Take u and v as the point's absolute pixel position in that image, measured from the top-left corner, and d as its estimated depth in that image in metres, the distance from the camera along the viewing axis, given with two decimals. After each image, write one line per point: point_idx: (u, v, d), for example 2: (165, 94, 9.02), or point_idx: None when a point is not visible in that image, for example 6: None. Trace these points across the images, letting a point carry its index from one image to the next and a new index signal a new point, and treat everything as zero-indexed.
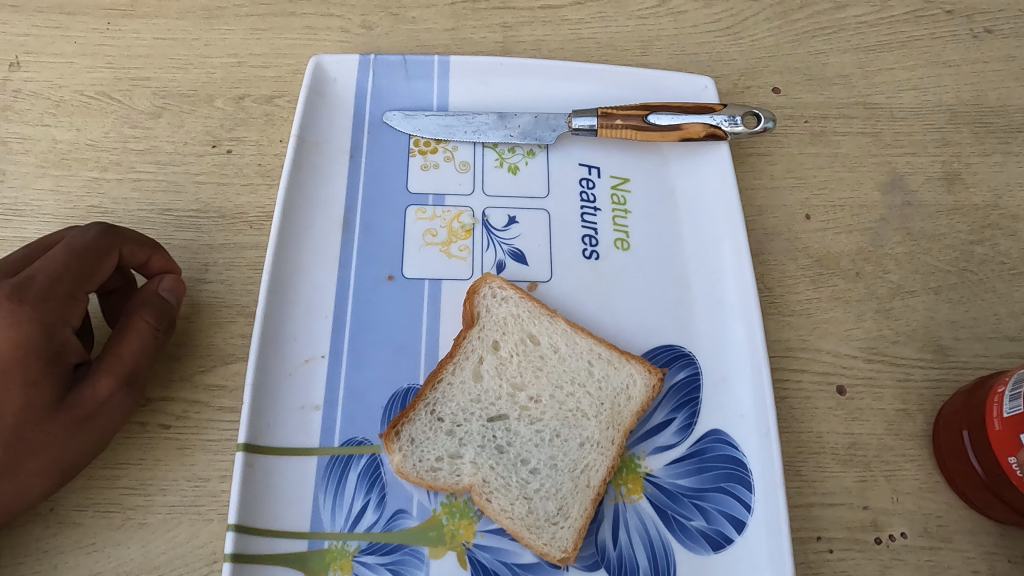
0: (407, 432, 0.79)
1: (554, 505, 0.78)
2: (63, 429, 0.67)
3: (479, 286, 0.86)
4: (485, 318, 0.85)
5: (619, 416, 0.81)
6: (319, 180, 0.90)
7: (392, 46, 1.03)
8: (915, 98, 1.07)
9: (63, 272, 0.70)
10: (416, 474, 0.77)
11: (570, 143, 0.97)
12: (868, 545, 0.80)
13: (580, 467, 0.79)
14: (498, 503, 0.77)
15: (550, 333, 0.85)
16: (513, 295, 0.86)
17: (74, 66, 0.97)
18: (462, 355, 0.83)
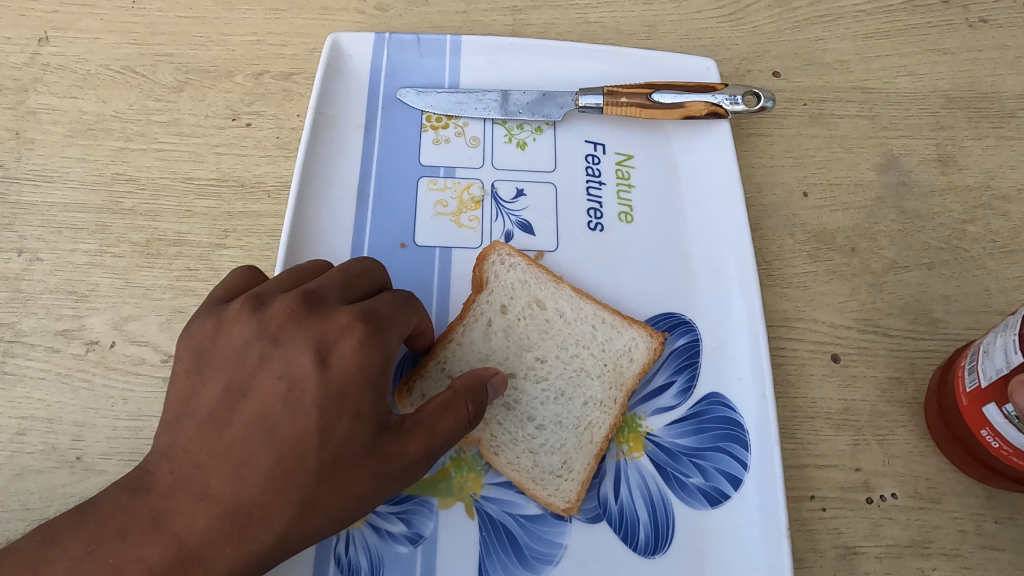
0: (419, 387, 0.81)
1: (559, 459, 0.82)
2: (369, 474, 0.60)
3: (488, 254, 0.90)
4: (493, 284, 0.89)
5: (622, 377, 0.85)
6: (335, 152, 0.94)
7: (406, 27, 1.07)
8: (911, 84, 1.10)
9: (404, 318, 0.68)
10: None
11: (577, 120, 1.00)
12: (859, 504, 0.83)
13: (583, 424, 0.83)
14: (506, 456, 0.81)
15: (556, 298, 0.88)
16: (520, 262, 0.90)
17: (100, 42, 1.01)
18: (472, 317, 0.87)
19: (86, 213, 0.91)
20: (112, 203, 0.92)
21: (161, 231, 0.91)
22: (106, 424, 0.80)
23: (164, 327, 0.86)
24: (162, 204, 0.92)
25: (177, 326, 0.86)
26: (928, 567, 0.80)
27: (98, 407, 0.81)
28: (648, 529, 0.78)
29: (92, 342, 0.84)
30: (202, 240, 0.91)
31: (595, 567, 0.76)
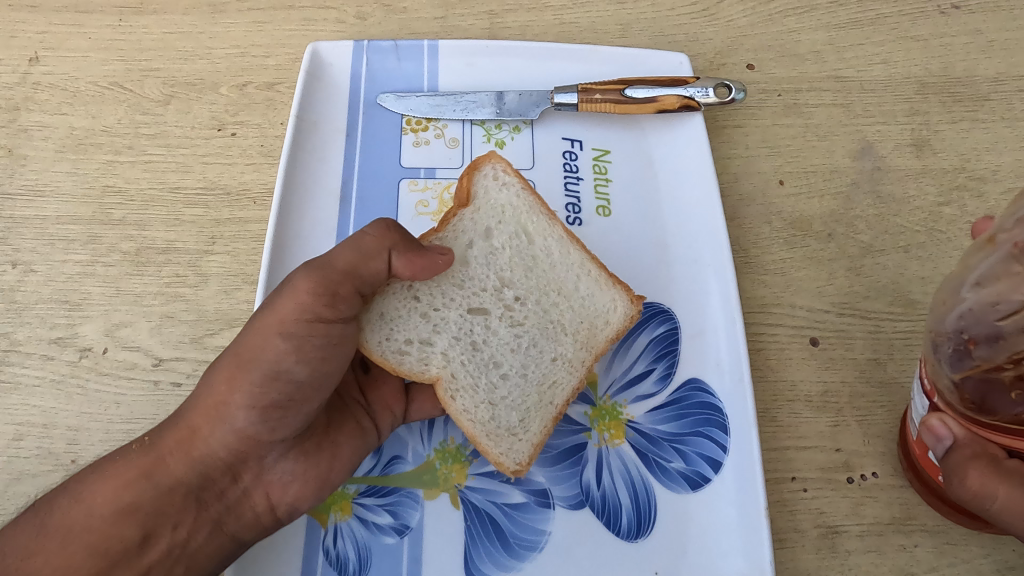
0: (380, 306, 0.78)
1: (516, 416, 0.80)
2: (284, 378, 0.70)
3: (482, 164, 0.86)
4: (481, 200, 0.85)
5: (594, 338, 0.84)
6: (317, 158, 0.96)
7: (385, 35, 1.10)
8: (884, 71, 1.12)
9: (380, 257, 0.72)
10: (383, 352, 0.78)
11: (553, 118, 1.02)
12: (840, 483, 0.84)
13: (547, 383, 0.82)
14: (461, 403, 0.79)
15: (541, 232, 0.85)
16: (513, 182, 0.85)
17: (89, 60, 1.04)
18: (450, 231, 0.83)
19: (78, 225, 0.94)
20: (102, 214, 0.94)
21: (150, 239, 0.93)
22: (100, 427, 0.83)
23: (155, 332, 0.88)
24: (150, 214, 0.95)
25: (167, 331, 0.88)
26: (909, 543, 0.81)
27: (92, 411, 0.83)
28: (631, 514, 0.80)
29: (85, 349, 0.87)
30: (190, 247, 0.93)
31: (580, 553, 0.78)
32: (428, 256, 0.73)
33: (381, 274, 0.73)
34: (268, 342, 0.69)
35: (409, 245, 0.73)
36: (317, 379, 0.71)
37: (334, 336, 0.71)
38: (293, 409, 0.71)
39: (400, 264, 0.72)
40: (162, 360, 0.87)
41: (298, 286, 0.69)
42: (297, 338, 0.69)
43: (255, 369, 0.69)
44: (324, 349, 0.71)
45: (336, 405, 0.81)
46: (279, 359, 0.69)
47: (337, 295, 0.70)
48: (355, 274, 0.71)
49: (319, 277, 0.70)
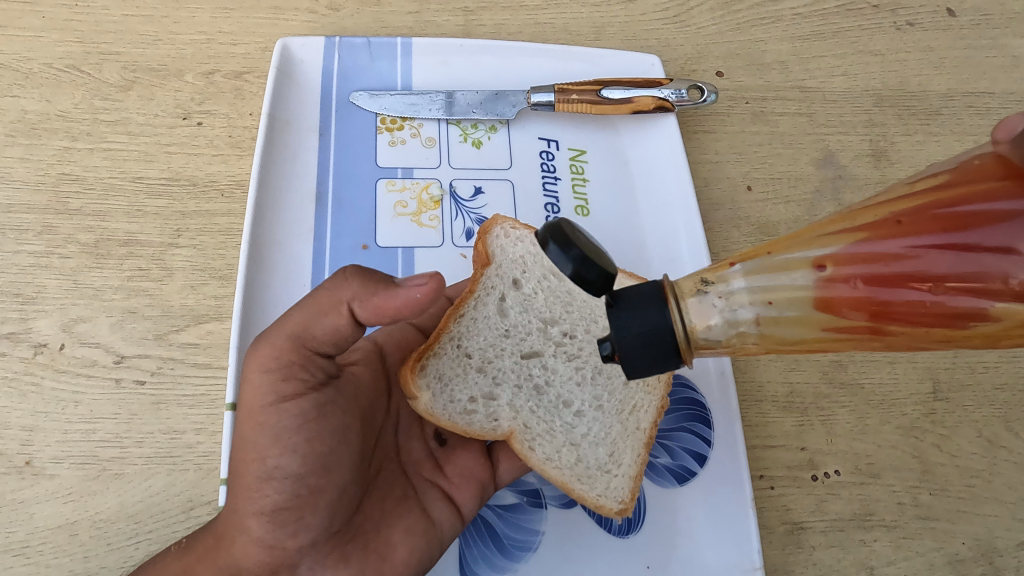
0: (434, 368, 0.75)
1: (605, 451, 0.77)
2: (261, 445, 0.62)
3: (490, 227, 0.82)
4: (500, 258, 0.81)
5: None
6: (290, 157, 0.94)
7: (358, 27, 1.08)
8: (845, 83, 1.16)
9: (336, 312, 0.62)
10: (450, 417, 0.75)
11: (529, 118, 1.03)
12: (805, 481, 0.87)
13: (628, 409, 0.78)
14: (543, 451, 0.75)
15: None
16: (524, 232, 0.82)
17: (43, 40, 0.99)
18: (483, 291, 0.79)
19: (31, 214, 0.89)
20: (58, 203, 0.90)
21: (111, 231, 0.89)
22: (57, 427, 0.79)
23: (116, 328, 0.84)
24: (110, 204, 0.91)
25: (129, 327, 0.85)
26: (869, 538, 0.84)
27: (48, 410, 0.79)
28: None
29: (41, 345, 0.82)
30: (153, 240, 0.90)
31: (560, 552, 0.78)
32: (398, 294, 0.62)
33: (343, 329, 0.63)
34: (260, 437, 0.62)
35: (365, 285, 0.62)
36: (310, 464, 0.62)
37: (311, 411, 0.63)
38: (306, 508, 0.62)
39: (363, 312, 0.62)
40: (124, 357, 0.83)
41: (258, 362, 0.63)
42: (280, 429, 0.62)
43: (249, 471, 0.62)
44: (312, 429, 0.63)
45: (399, 491, 0.74)
46: (270, 450, 0.62)
47: (303, 366, 0.64)
48: (307, 339, 0.63)
49: (274, 351, 0.62)
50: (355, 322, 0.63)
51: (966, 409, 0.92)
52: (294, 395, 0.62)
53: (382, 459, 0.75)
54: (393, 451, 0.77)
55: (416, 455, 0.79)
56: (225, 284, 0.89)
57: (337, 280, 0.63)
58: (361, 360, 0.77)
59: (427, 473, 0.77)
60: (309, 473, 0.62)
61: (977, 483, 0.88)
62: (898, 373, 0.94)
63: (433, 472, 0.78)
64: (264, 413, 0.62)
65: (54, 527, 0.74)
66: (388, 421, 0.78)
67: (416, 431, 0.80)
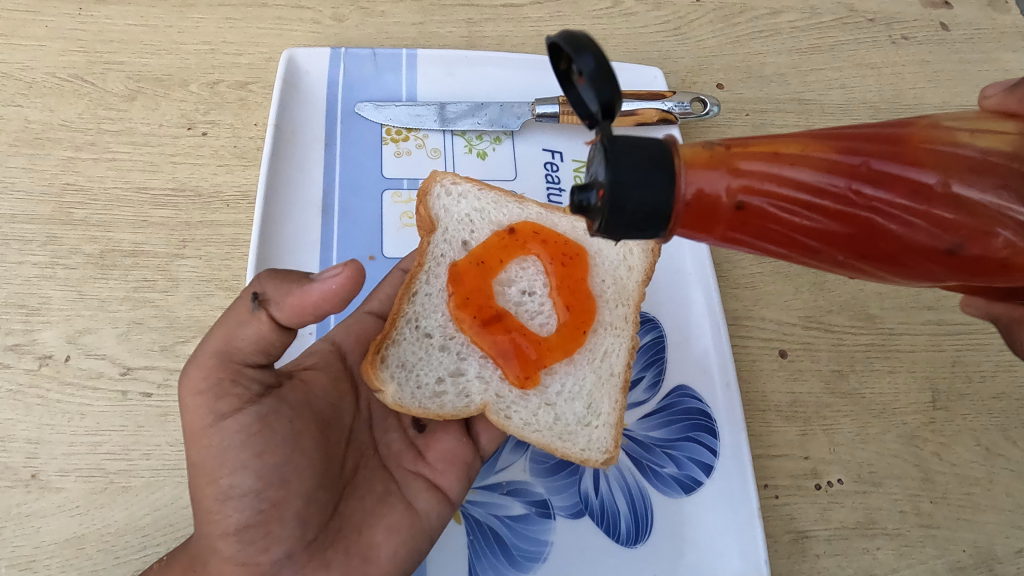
0: (395, 356, 0.73)
1: (582, 405, 0.76)
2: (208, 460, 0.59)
3: (430, 187, 0.84)
4: (445, 219, 0.83)
5: (625, 292, 0.81)
6: (296, 167, 0.94)
7: (362, 38, 1.08)
8: (843, 96, 1.18)
9: (255, 318, 0.59)
10: (420, 404, 0.72)
11: (534, 130, 1.04)
12: (809, 490, 0.88)
13: (598, 357, 0.78)
14: (519, 417, 0.74)
15: (522, 215, 0.83)
16: (467, 190, 0.85)
17: (46, 50, 0.99)
18: (432, 262, 0.79)
19: (35, 224, 0.88)
20: (62, 214, 0.89)
21: (116, 242, 0.89)
22: (63, 440, 0.78)
23: (122, 340, 0.84)
24: (116, 215, 0.91)
25: (135, 339, 0.84)
26: (872, 546, 0.85)
27: (54, 423, 0.79)
28: (628, 519, 0.81)
29: (45, 356, 0.82)
30: (159, 251, 0.90)
31: (566, 562, 0.78)
32: (314, 288, 0.59)
33: (267, 335, 0.60)
34: (208, 460, 0.58)
35: (280, 286, 0.60)
36: (267, 476, 0.59)
37: (254, 423, 0.59)
38: (272, 521, 0.59)
39: (281, 315, 0.59)
40: (130, 369, 0.83)
41: (189, 386, 0.60)
42: (225, 448, 0.58)
43: (205, 497, 0.59)
44: (259, 441, 0.59)
45: (379, 487, 0.70)
46: (221, 470, 0.58)
47: (235, 381, 0.60)
48: (233, 353, 0.60)
49: (202, 372, 0.59)
50: (277, 327, 0.60)
51: (964, 418, 0.94)
52: (232, 411, 0.59)
53: (358, 457, 0.72)
54: (369, 446, 0.74)
55: (396, 447, 0.76)
56: (232, 295, 0.89)
57: (253, 290, 0.61)
58: (317, 363, 0.74)
59: (408, 464, 0.75)
60: (267, 486, 0.59)
61: (977, 491, 0.89)
62: (898, 383, 0.96)
63: (415, 462, 0.75)
64: (206, 436, 0.58)
65: (60, 542, 0.73)
66: (359, 418, 0.75)
67: (392, 423, 0.77)
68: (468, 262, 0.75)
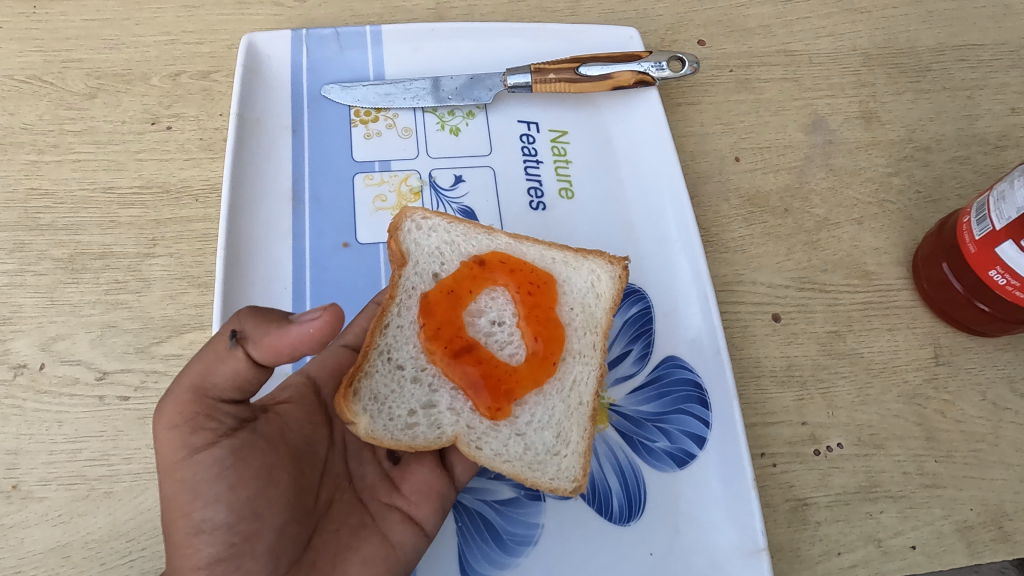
0: (367, 388, 0.70)
1: (552, 434, 0.73)
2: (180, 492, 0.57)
3: (401, 222, 0.80)
4: (415, 252, 0.79)
5: (594, 319, 0.79)
6: (263, 157, 0.91)
7: (326, 17, 1.05)
8: (831, 44, 1.13)
9: (232, 355, 0.58)
10: (392, 436, 0.69)
11: (507, 101, 1.00)
12: (808, 456, 0.86)
13: (568, 388, 0.75)
14: (490, 448, 0.71)
15: (491, 246, 0.80)
16: (438, 222, 0.81)
17: (2, 52, 0.96)
18: (404, 294, 0.75)
19: (2, 232, 0.87)
20: (28, 220, 0.88)
21: (85, 245, 0.87)
22: (42, 449, 0.77)
23: (96, 344, 0.83)
24: (83, 217, 0.89)
25: (109, 342, 0.83)
26: (876, 510, 0.83)
27: (32, 432, 0.78)
28: (621, 497, 0.79)
29: (20, 366, 0.81)
30: (129, 251, 0.88)
31: (558, 545, 0.76)
32: (294, 331, 0.58)
33: (244, 372, 0.58)
34: (180, 494, 0.57)
35: (260, 324, 0.58)
36: (240, 511, 0.57)
37: (229, 457, 0.58)
38: (244, 555, 0.57)
39: (259, 353, 0.58)
40: (106, 373, 0.81)
41: (163, 418, 0.58)
42: (198, 482, 0.57)
43: (177, 531, 0.57)
44: (233, 475, 0.58)
45: (353, 521, 0.68)
46: (194, 504, 0.56)
47: (210, 415, 0.58)
48: (208, 389, 0.58)
49: (177, 405, 0.57)
50: (255, 365, 0.59)
51: (968, 372, 0.90)
52: (207, 445, 0.57)
53: (333, 489, 0.69)
54: (344, 478, 0.71)
55: (370, 478, 0.72)
56: (205, 292, 0.87)
57: (231, 323, 0.59)
58: (293, 398, 0.70)
59: (383, 497, 0.71)
60: (240, 519, 0.57)
61: (983, 447, 0.86)
62: (898, 340, 0.92)
63: (390, 494, 0.72)
64: (180, 470, 0.57)
65: (45, 551, 0.73)
66: (334, 450, 0.71)
67: (367, 454, 0.74)
68: (438, 291, 0.73)
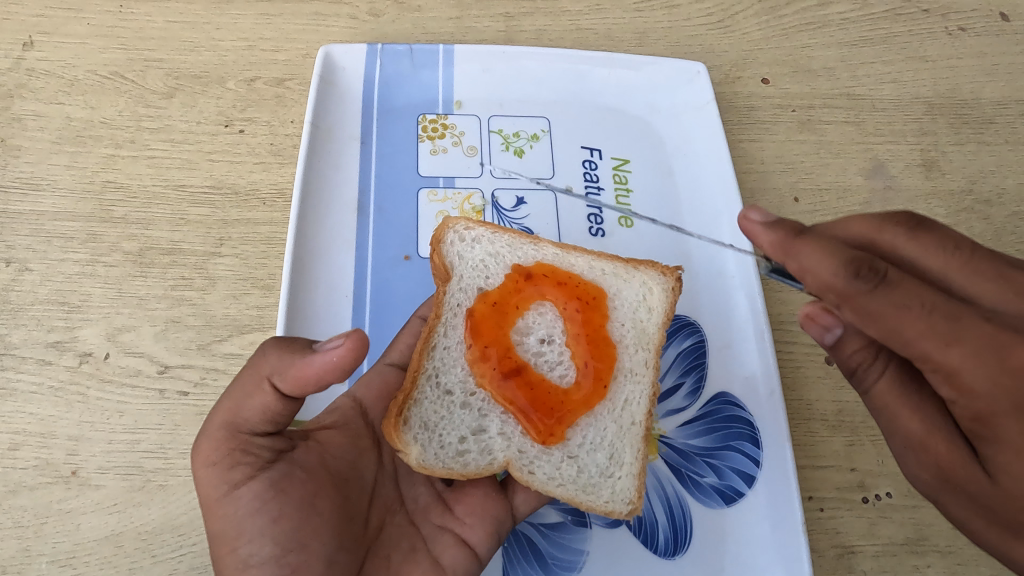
0: (416, 417, 0.69)
1: (605, 455, 0.72)
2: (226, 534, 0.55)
3: (443, 234, 0.80)
4: (460, 267, 0.78)
5: (647, 332, 0.78)
6: (332, 166, 0.93)
7: (398, 33, 1.07)
8: (895, 90, 1.13)
9: (260, 390, 0.55)
10: (443, 464, 0.68)
11: (572, 128, 1.02)
12: (855, 503, 0.85)
13: (620, 405, 0.73)
14: (543, 473, 0.70)
15: (538, 257, 0.79)
16: (483, 235, 0.80)
17: (88, 47, 0.99)
18: (450, 314, 0.75)
19: (76, 221, 0.89)
20: (102, 212, 0.90)
21: (154, 240, 0.89)
22: (102, 437, 0.78)
23: (159, 338, 0.84)
24: (154, 213, 0.91)
25: (172, 337, 0.84)
26: (922, 564, 0.82)
27: (94, 420, 0.79)
28: (667, 531, 0.79)
29: (85, 354, 0.82)
30: (197, 249, 0.90)
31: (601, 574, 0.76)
32: (316, 359, 0.54)
33: (273, 405, 0.56)
34: (224, 532, 0.54)
35: (282, 356, 0.56)
36: (286, 541, 0.54)
37: (268, 490, 0.55)
38: None
39: (285, 386, 0.55)
40: (167, 367, 0.83)
41: (201, 458, 0.56)
42: (241, 518, 0.54)
43: (226, 568, 0.54)
44: (275, 507, 0.54)
45: (405, 544, 0.65)
46: (239, 539, 0.54)
47: (246, 449, 0.56)
48: (240, 424, 0.56)
49: (211, 443, 0.56)
50: (283, 398, 0.56)
51: None
52: (246, 479, 0.54)
53: (384, 514, 0.66)
54: (395, 501, 0.68)
55: (423, 500, 0.70)
56: (267, 294, 0.89)
57: (256, 358, 0.57)
58: (338, 422, 0.68)
59: (435, 518, 0.69)
60: (288, 551, 0.54)
61: None
62: None
63: (442, 516, 0.69)
64: (220, 507, 0.54)
65: (100, 539, 0.74)
66: (383, 474, 0.69)
67: (418, 476, 0.71)
68: (484, 304, 0.73)
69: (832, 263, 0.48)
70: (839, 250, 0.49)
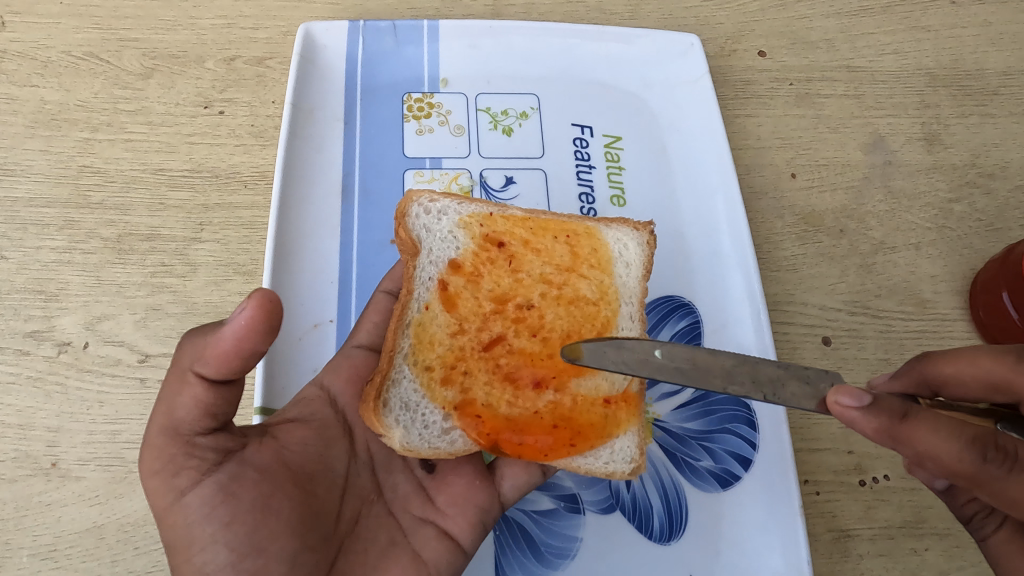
0: (395, 399, 0.65)
1: None
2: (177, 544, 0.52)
3: (407, 207, 0.74)
4: (427, 240, 0.72)
5: (628, 290, 0.76)
6: (315, 147, 0.91)
7: (382, 9, 1.04)
8: (896, 62, 1.10)
9: (186, 383, 0.53)
10: (429, 445, 0.66)
11: (563, 105, 0.99)
12: (852, 486, 0.83)
13: None
14: None
15: (507, 221, 0.74)
16: (450, 206, 0.75)
17: (61, 27, 0.96)
18: (420, 286, 0.70)
19: (52, 208, 0.87)
20: (79, 197, 0.88)
21: (132, 225, 0.87)
22: (82, 428, 0.77)
23: (140, 326, 0.82)
24: (133, 197, 0.89)
25: (153, 325, 0.83)
26: (921, 547, 0.80)
27: (73, 411, 0.78)
28: (662, 516, 0.78)
29: (64, 343, 0.80)
30: (177, 234, 0.87)
31: (594, 561, 0.75)
32: (225, 333, 0.51)
33: (205, 396, 0.53)
34: (177, 540, 0.52)
35: (198, 341, 0.53)
36: (241, 548, 0.52)
37: (216, 495, 0.52)
38: None
39: (208, 370, 0.52)
40: (148, 356, 0.81)
41: (146, 466, 0.54)
42: (191, 525, 0.52)
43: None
44: (225, 513, 0.52)
45: (383, 539, 0.63)
46: (192, 547, 0.52)
47: (188, 454, 0.53)
48: (178, 426, 0.53)
49: (153, 450, 0.53)
50: (213, 385, 0.53)
51: None
52: (193, 485, 0.52)
53: (359, 506, 0.64)
54: (373, 491, 0.66)
55: (403, 489, 0.69)
56: (250, 280, 0.87)
57: (179, 352, 0.54)
58: (302, 415, 0.66)
59: (416, 509, 0.68)
60: (244, 555, 0.52)
61: None
62: None
63: (423, 507, 0.68)
64: (171, 515, 0.52)
65: (81, 531, 0.72)
66: (357, 463, 0.67)
67: (398, 464, 0.70)
68: (457, 278, 0.70)
69: (956, 445, 0.44)
70: (960, 429, 0.44)
